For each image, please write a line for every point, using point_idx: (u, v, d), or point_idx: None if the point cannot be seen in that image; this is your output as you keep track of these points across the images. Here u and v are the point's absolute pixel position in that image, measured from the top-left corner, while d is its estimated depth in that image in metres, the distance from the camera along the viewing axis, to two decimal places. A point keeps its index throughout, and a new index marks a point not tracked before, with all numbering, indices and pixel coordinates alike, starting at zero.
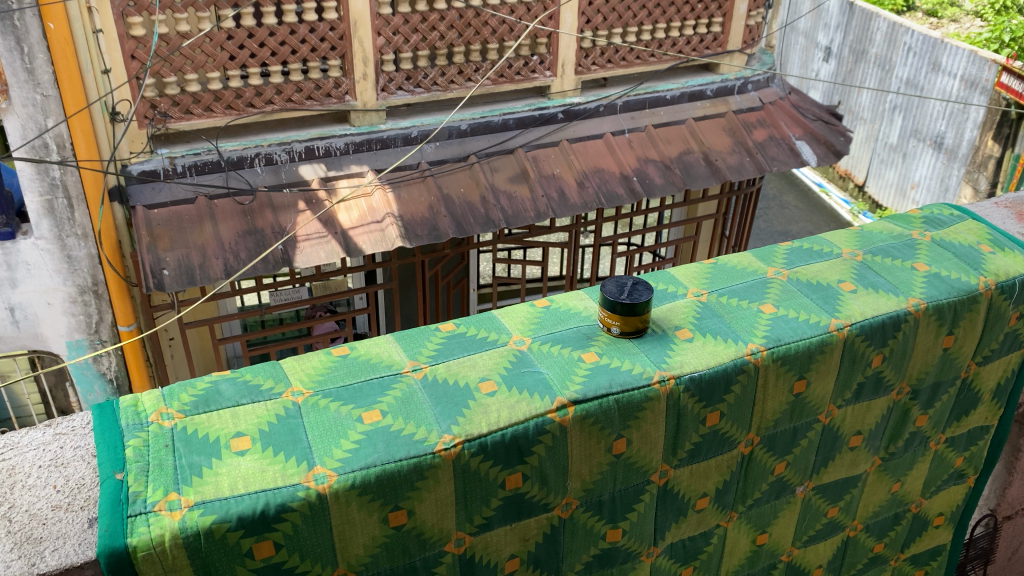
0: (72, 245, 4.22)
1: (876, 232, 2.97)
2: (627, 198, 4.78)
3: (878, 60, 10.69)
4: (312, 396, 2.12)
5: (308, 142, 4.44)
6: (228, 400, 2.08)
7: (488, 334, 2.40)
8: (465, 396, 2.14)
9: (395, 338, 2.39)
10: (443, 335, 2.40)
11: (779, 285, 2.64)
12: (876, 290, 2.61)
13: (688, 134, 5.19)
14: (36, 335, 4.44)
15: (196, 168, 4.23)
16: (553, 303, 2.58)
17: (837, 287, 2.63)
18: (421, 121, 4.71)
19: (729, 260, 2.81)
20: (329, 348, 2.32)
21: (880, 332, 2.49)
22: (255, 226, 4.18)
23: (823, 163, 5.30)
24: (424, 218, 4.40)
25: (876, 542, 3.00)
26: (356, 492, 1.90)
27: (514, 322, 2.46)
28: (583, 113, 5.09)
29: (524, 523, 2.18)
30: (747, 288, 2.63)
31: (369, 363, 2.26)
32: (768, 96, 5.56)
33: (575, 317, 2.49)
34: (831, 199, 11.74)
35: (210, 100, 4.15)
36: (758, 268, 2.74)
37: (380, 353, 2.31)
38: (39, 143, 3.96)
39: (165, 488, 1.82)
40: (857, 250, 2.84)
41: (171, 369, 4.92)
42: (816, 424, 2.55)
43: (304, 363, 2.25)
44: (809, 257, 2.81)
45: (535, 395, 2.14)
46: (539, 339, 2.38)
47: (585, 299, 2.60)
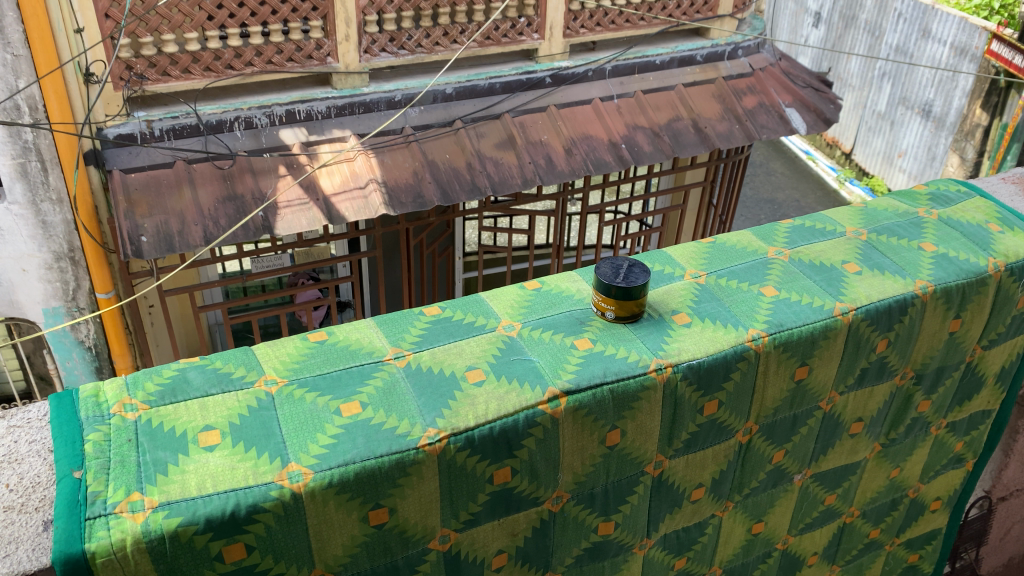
0: (47, 210, 4.09)
1: (881, 209, 2.93)
2: (615, 166, 4.72)
3: (868, 27, 10.59)
4: (287, 385, 2.07)
5: (288, 106, 4.34)
6: (196, 390, 2.02)
7: (476, 319, 2.35)
8: (451, 386, 2.09)
9: (377, 322, 2.34)
10: (428, 319, 2.35)
11: (779, 266, 2.60)
12: (882, 272, 2.57)
13: (677, 100, 5.11)
14: (11, 303, 4.34)
15: (174, 131, 4.13)
16: (544, 285, 2.53)
17: (840, 268, 2.59)
18: (405, 83, 4.59)
19: (728, 240, 2.75)
20: (306, 333, 2.27)
21: (885, 315, 2.46)
22: (234, 191, 4.10)
23: (812, 131, 5.24)
24: (409, 184, 4.33)
25: (872, 528, 3.01)
26: (334, 491, 1.86)
27: (503, 305, 2.41)
28: (571, 78, 4.99)
29: (512, 518, 2.15)
30: (747, 269, 2.59)
31: (350, 350, 2.21)
32: (758, 62, 5.47)
33: (567, 300, 2.44)
34: (817, 166, 11.73)
35: (188, 62, 4.03)
36: (759, 248, 2.69)
37: (362, 339, 2.25)
38: (10, 105, 3.83)
39: (126, 488, 1.76)
40: (861, 229, 2.79)
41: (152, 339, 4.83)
42: (817, 412, 2.53)
43: (278, 349, 2.19)
44: (810, 236, 2.76)
45: (526, 385, 2.10)
46: (530, 324, 2.33)
47: (578, 281, 2.55)
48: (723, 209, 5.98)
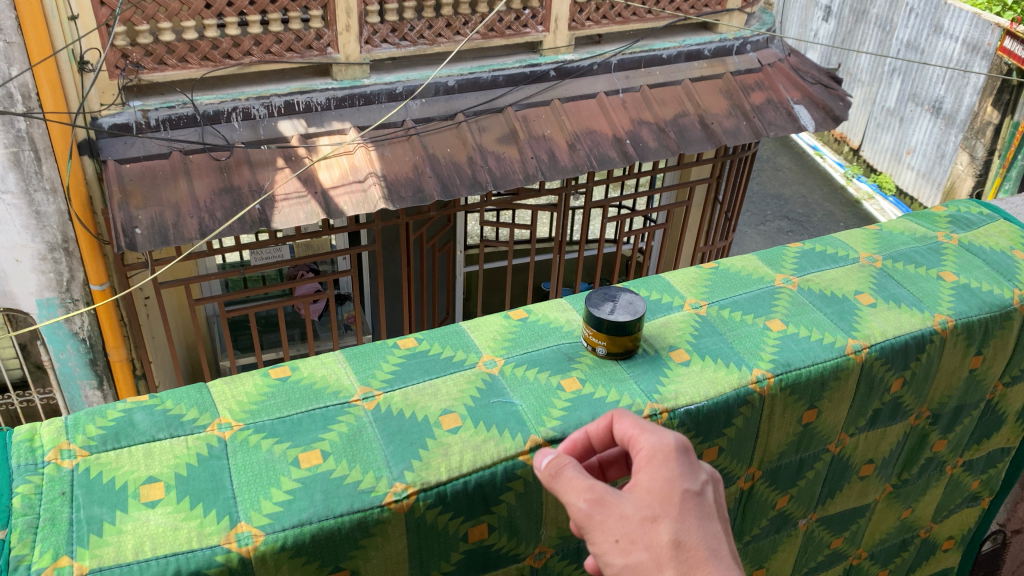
0: (41, 200, 3.98)
1: (897, 235, 3.23)
2: (619, 162, 4.64)
3: (878, 21, 10.46)
4: (240, 431, 2.23)
5: (287, 97, 4.26)
6: (142, 435, 2.18)
7: (455, 354, 2.57)
8: (423, 434, 2.26)
9: (346, 357, 2.53)
10: (402, 354, 2.56)
11: (786, 296, 2.85)
12: (898, 304, 2.82)
13: (684, 96, 5.02)
14: (3, 293, 4.22)
15: (170, 121, 4.06)
16: (530, 315, 2.76)
17: (852, 301, 2.84)
18: (406, 76, 4.51)
19: (734, 266, 3.00)
20: (267, 371, 2.45)
21: (903, 354, 2.70)
22: (231, 183, 4.03)
23: (820, 129, 5.14)
24: (409, 178, 4.25)
25: (883, 567, 3.37)
26: (287, 553, 1.99)
27: (484, 339, 2.63)
28: (576, 71, 4.90)
29: (491, 571, 2.36)
30: (757, 298, 2.84)
31: (315, 390, 2.39)
32: (767, 58, 5.37)
33: (554, 333, 2.67)
34: (825, 162, 11.67)
35: (185, 50, 3.97)
36: (766, 276, 2.95)
37: (329, 377, 2.45)
38: (2, 93, 3.68)
39: (54, 553, 1.87)
40: (874, 256, 3.08)
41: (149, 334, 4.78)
42: (825, 455, 2.78)
43: (235, 389, 2.38)
44: (818, 264, 3.03)
45: (504, 433, 2.28)
46: (512, 360, 2.55)
47: (565, 311, 2.78)
48: (728, 207, 5.97)
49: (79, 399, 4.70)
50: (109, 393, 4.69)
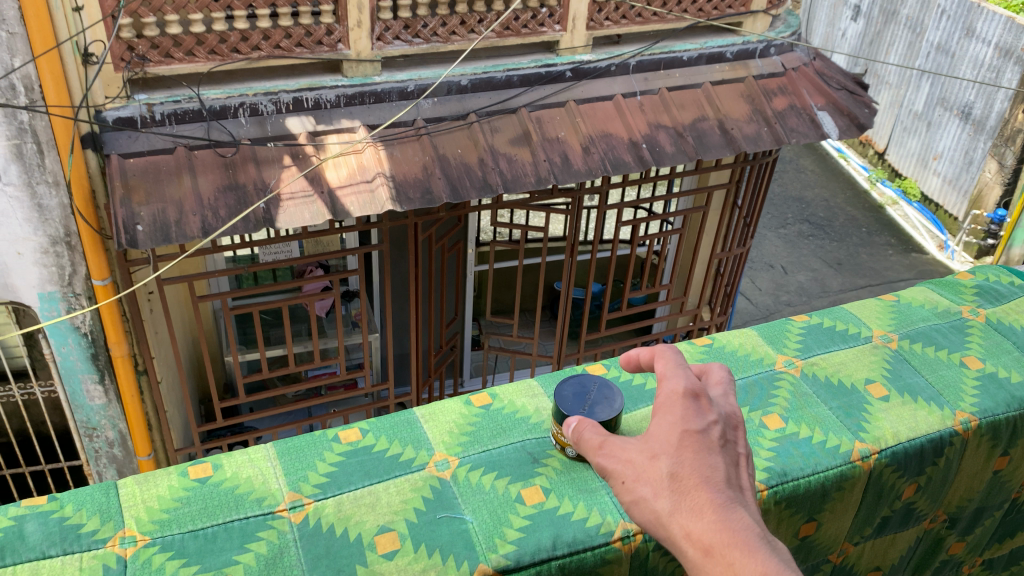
0: (43, 193, 3.90)
1: (913, 314, 3.41)
2: (634, 166, 4.53)
3: (908, 23, 10.23)
4: (145, 547, 2.32)
5: (296, 93, 4.17)
6: (33, 550, 2.28)
7: (404, 454, 2.66)
8: (357, 558, 2.33)
9: (279, 457, 2.63)
10: (339, 452, 2.66)
11: (788, 380, 2.98)
12: (916, 400, 2.95)
13: (703, 99, 4.88)
14: (5, 285, 4.15)
15: (176, 116, 3.97)
16: (490, 406, 2.88)
17: (863, 391, 2.97)
18: (419, 74, 4.40)
19: (734, 347, 3.12)
20: (186, 473, 2.56)
21: (921, 463, 2.85)
22: (236, 181, 3.95)
23: (844, 137, 5.00)
24: (418, 179, 4.15)
25: None
26: None
27: (438, 433, 2.75)
28: (593, 72, 4.76)
29: None
30: (757, 380, 2.97)
31: (237, 498, 2.48)
32: (791, 61, 5.21)
33: (519, 428, 2.78)
34: (848, 165, 11.56)
35: (192, 44, 3.88)
36: (769, 360, 3.06)
37: (256, 481, 2.54)
38: (5, 84, 3.59)
39: None
40: (889, 336, 3.25)
41: (155, 333, 4.73)
42: (831, 562, 2.95)
43: (148, 493, 2.48)
44: (826, 344, 3.19)
45: (449, 560, 2.34)
46: (462, 463, 2.65)
47: (527, 399, 2.92)
48: (746, 212, 5.84)
49: (80, 393, 4.58)
50: (111, 387, 4.61)
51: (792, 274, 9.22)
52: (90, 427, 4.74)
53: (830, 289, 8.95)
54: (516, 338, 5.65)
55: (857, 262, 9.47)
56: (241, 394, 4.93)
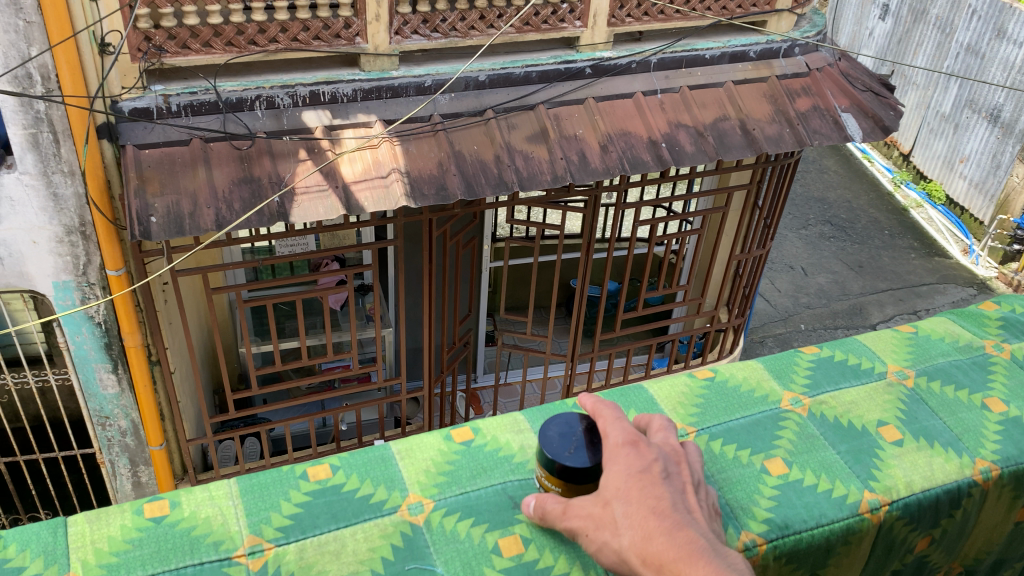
0: (59, 182, 3.89)
1: (933, 345, 3.35)
2: (653, 166, 4.47)
3: (938, 22, 10.05)
4: None
5: (313, 87, 4.13)
6: None
7: (378, 494, 2.50)
8: None
9: (242, 494, 2.46)
10: (306, 491, 2.49)
11: (794, 421, 2.91)
12: (932, 445, 2.88)
13: (725, 99, 4.79)
14: (21, 274, 4.14)
15: (192, 108, 3.95)
16: (474, 441, 2.71)
17: (876, 435, 2.90)
18: (436, 69, 4.35)
19: (738, 384, 3.08)
20: (139, 510, 2.37)
21: (935, 513, 2.77)
22: (251, 174, 3.93)
23: (868, 140, 4.90)
24: (432, 175, 4.11)
25: None
26: None
27: (415, 472, 2.58)
28: (613, 70, 4.69)
29: None
30: (760, 421, 2.90)
31: (193, 541, 2.31)
32: (815, 62, 5.12)
33: (501, 468, 2.61)
34: (873, 166, 11.47)
35: (209, 35, 3.85)
36: (774, 399, 3.01)
37: (214, 523, 2.36)
38: (22, 73, 3.57)
39: None
40: (906, 373, 3.18)
41: (167, 332, 4.74)
42: None
43: (96, 531, 2.30)
44: (836, 380, 3.12)
45: None
46: (441, 506, 2.48)
47: (513, 433, 2.75)
48: (767, 213, 5.74)
49: (94, 381, 4.58)
50: (125, 377, 4.60)
51: (813, 276, 9.11)
52: (103, 416, 4.74)
53: (851, 292, 8.83)
54: (530, 336, 5.57)
55: (879, 265, 9.35)
56: (254, 386, 4.89)
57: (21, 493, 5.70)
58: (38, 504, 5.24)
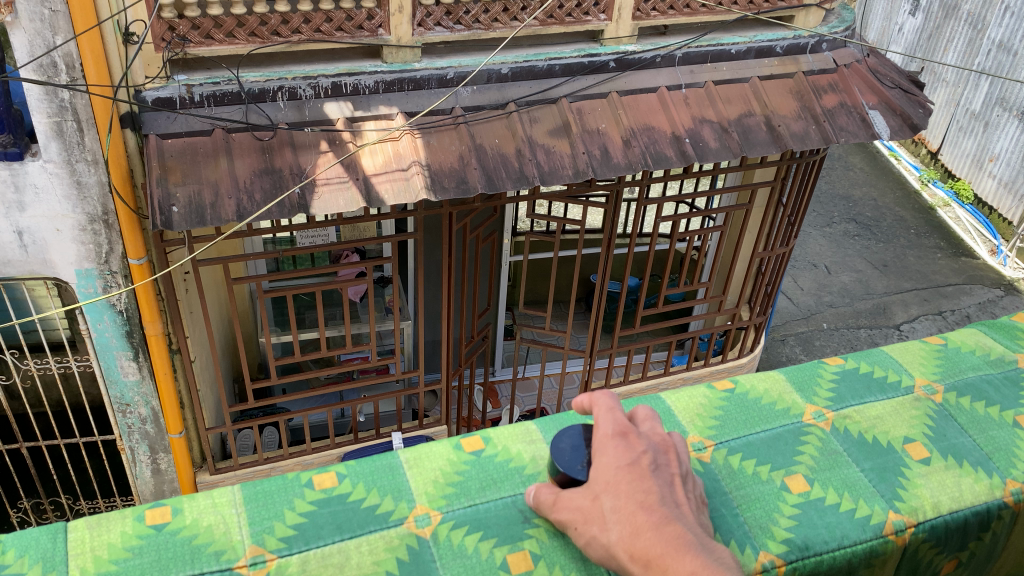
0: (82, 171, 3.91)
1: (963, 357, 3.29)
2: (676, 161, 4.42)
3: (970, 18, 9.87)
4: None
5: (335, 78, 4.12)
6: None
7: (385, 505, 2.49)
8: None
9: (246, 502, 2.46)
10: (311, 500, 2.49)
11: (817, 435, 2.87)
12: (960, 465, 2.83)
13: (750, 94, 4.73)
14: (45, 261, 4.18)
15: (214, 98, 3.96)
16: (483, 451, 2.70)
17: (902, 452, 2.85)
18: (459, 61, 4.33)
19: (756, 396, 3.04)
20: (140, 517, 2.38)
21: (962, 535, 2.72)
22: (272, 165, 3.93)
23: (896, 137, 4.82)
24: (453, 169, 4.10)
25: None
26: None
27: (423, 482, 2.57)
28: (637, 64, 4.64)
29: None
30: (782, 434, 2.87)
31: (193, 551, 2.32)
32: (843, 58, 5.04)
33: (510, 480, 2.59)
34: (900, 164, 11.36)
35: (232, 25, 3.85)
36: (796, 412, 2.97)
37: (216, 531, 2.37)
38: (47, 62, 3.59)
39: None
40: (935, 388, 3.12)
41: (189, 325, 4.78)
42: None
43: (96, 537, 2.31)
44: (861, 394, 3.08)
45: None
46: (448, 519, 2.47)
47: (523, 443, 2.74)
48: (791, 211, 5.67)
49: (115, 369, 4.62)
50: (146, 364, 4.63)
51: (836, 274, 9.01)
52: (124, 403, 4.78)
53: (875, 291, 8.73)
54: (549, 331, 5.52)
55: (903, 265, 9.23)
56: (274, 377, 4.90)
57: (44, 478, 5.77)
58: (60, 488, 5.29)
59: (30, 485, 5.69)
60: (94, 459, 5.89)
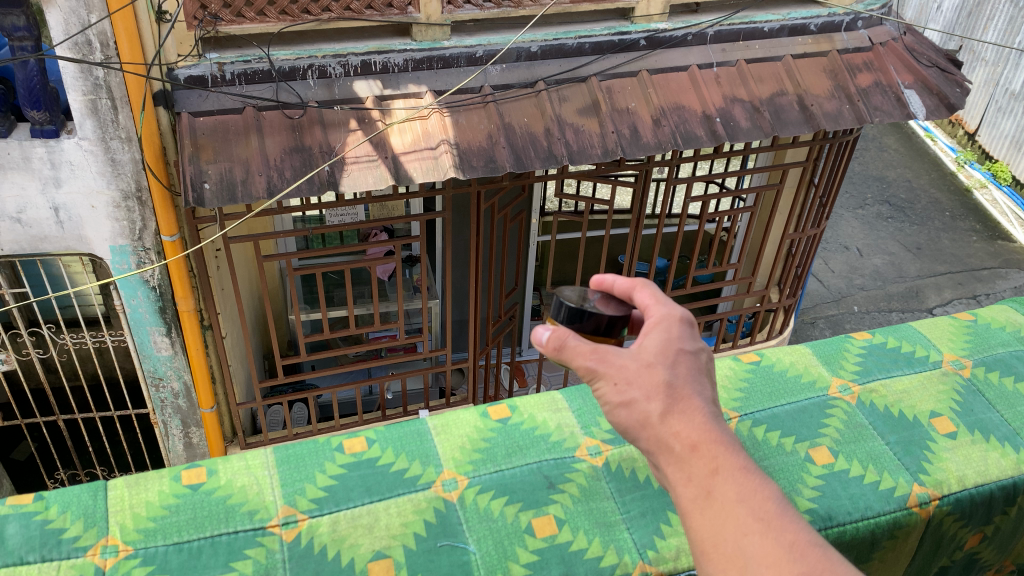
0: (117, 148, 3.97)
1: (994, 335, 3.25)
2: (706, 141, 4.38)
3: None
4: (126, 553, 2.29)
5: (364, 56, 4.14)
6: (13, 554, 2.24)
7: (414, 469, 2.59)
8: None
9: (281, 465, 2.57)
10: (342, 462, 2.60)
11: (842, 408, 2.86)
12: (987, 438, 2.81)
13: (783, 73, 4.67)
14: (80, 238, 4.25)
15: (246, 76, 4.00)
16: (508, 420, 2.81)
17: (928, 426, 2.83)
18: (488, 39, 4.32)
19: (782, 369, 3.03)
20: (179, 478, 2.51)
21: (987, 510, 2.72)
22: (302, 143, 3.95)
23: (932, 118, 4.72)
24: (482, 148, 4.09)
25: None
26: None
27: (450, 448, 2.67)
28: (668, 42, 4.60)
29: None
30: (807, 408, 2.85)
31: (228, 510, 2.42)
32: (879, 36, 4.94)
33: (536, 447, 2.70)
34: (936, 145, 11.18)
35: (263, 4, 3.86)
36: (821, 385, 2.96)
37: (249, 492, 2.48)
38: (82, 40, 3.61)
39: None
40: (963, 361, 3.09)
41: (219, 296, 4.84)
42: None
43: (136, 497, 2.43)
44: (887, 368, 3.05)
45: None
46: (474, 483, 2.57)
47: (548, 412, 2.86)
48: (823, 192, 5.62)
49: (148, 344, 4.69)
50: (178, 340, 4.71)
51: (868, 257, 8.90)
52: (157, 378, 4.87)
53: (908, 275, 8.61)
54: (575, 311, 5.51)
55: (937, 247, 9.09)
56: (302, 354, 4.92)
57: (80, 450, 5.90)
58: (95, 459, 5.41)
59: (67, 457, 5.82)
60: (129, 432, 6.01)
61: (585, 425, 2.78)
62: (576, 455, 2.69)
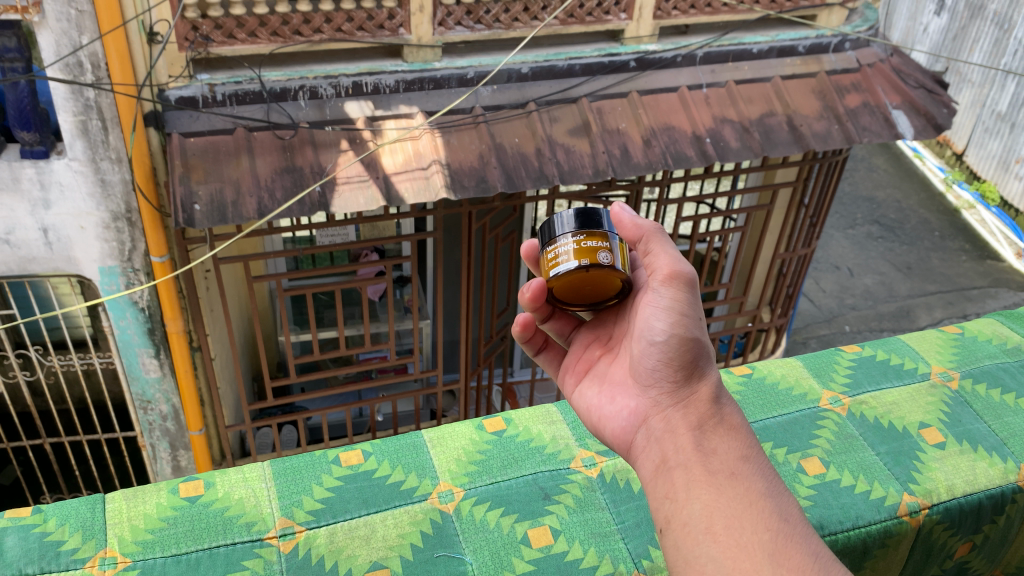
0: (106, 169, 3.95)
1: (985, 348, 3.25)
2: (697, 161, 4.39)
3: (996, 19, 9.75)
4: (125, 564, 2.25)
5: (355, 78, 4.13)
6: (11, 566, 2.21)
7: (411, 481, 2.57)
8: None
9: (277, 477, 2.54)
10: (338, 474, 2.57)
11: (833, 420, 2.85)
12: (976, 448, 2.81)
13: (773, 94, 4.70)
14: (69, 259, 4.22)
15: (236, 97, 3.97)
16: (503, 433, 2.79)
17: (917, 436, 2.83)
18: (478, 60, 4.35)
19: (777, 381, 3.03)
20: (177, 490, 2.47)
21: (977, 519, 2.70)
22: (293, 163, 3.94)
23: (920, 137, 4.76)
24: (473, 168, 4.09)
25: None
26: None
27: (447, 460, 2.65)
28: (658, 63, 4.64)
29: None
30: (798, 419, 2.85)
31: (225, 522, 2.39)
32: (866, 57, 5.00)
33: (532, 459, 2.69)
34: (925, 165, 11.28)
35: (255, 25, 3.87)
36: (814, 396, 2.96)
37: (247, 504, 2.45)
38: (73, 61, 3.62)
39: None
40: (951, 372, 3.10)
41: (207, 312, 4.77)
42: None
43: (135, 509, 2.39)
44: (877, 380, 3.05)
45: None
46: (470, 494, 2.55)
47: (547, 423, 2.84)
48: (814, 211, 5.66)
49: (136, 365, 4.65)
50: (167, 362, 4.67)
51: (859, 277, 8.94)
52: (145, 400, 4.82)
53: (899, 294, 8.65)
54: None
55: (927, 267, 9.14)
56: (292, 375, 4.84)
57: (67, 474, 5.82)
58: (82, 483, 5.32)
59: (53, 480, 5.74)
60: (117, 455, 5.95)
61: (580, 437, 2.77)
62: (572, 466, 2.67)
